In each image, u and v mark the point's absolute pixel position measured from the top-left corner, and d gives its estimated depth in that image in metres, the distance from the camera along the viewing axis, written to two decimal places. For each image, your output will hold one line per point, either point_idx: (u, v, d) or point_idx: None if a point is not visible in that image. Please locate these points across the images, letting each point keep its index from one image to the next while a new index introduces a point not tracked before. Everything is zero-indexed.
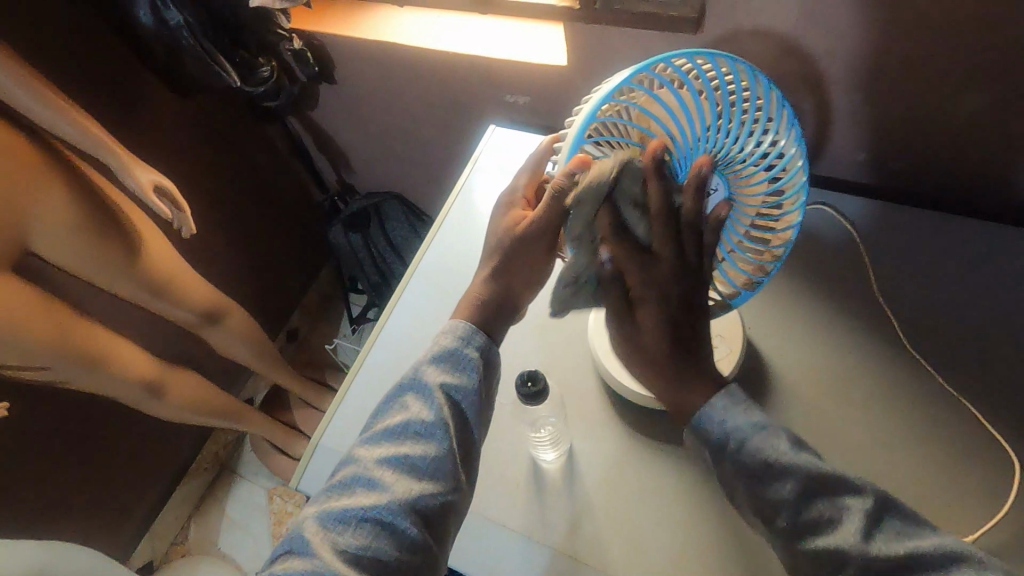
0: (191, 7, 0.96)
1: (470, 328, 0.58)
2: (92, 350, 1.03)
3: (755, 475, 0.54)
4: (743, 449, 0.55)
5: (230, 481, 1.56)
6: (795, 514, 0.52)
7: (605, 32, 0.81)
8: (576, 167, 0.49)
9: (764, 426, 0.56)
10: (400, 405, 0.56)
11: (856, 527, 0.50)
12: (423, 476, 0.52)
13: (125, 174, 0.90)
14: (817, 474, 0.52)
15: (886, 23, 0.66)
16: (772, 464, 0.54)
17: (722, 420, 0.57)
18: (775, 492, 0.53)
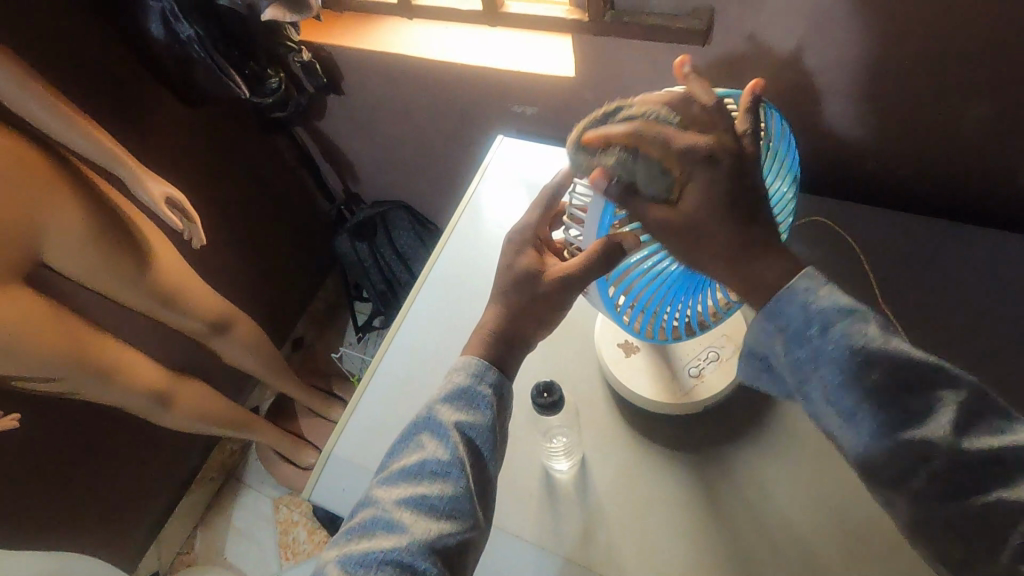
0: (202, 20, 0.96)
1: (483, 364, 0.58)
2: (101, 360, 1.03)
3: (838, 364, 0.49)
4: (827, 336, 0.49)
5: (236, 490, 1.56)
6: (878, 411, 0.47)
7: (614, 44, 0.82)
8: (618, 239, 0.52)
9: (852, 310, 0.49)
10: (416, 444, 0.56)
11: (950, 422, 0.45)
12: (441, 516, 0.52)
13: (136, 186, 0.91)
14: (910, 362, 0.47)
15: (894, 34, 0.67)
16: (861, 351, 0.48)
17: (799, 303, 0.50)
18: (860, 383, 0.48)
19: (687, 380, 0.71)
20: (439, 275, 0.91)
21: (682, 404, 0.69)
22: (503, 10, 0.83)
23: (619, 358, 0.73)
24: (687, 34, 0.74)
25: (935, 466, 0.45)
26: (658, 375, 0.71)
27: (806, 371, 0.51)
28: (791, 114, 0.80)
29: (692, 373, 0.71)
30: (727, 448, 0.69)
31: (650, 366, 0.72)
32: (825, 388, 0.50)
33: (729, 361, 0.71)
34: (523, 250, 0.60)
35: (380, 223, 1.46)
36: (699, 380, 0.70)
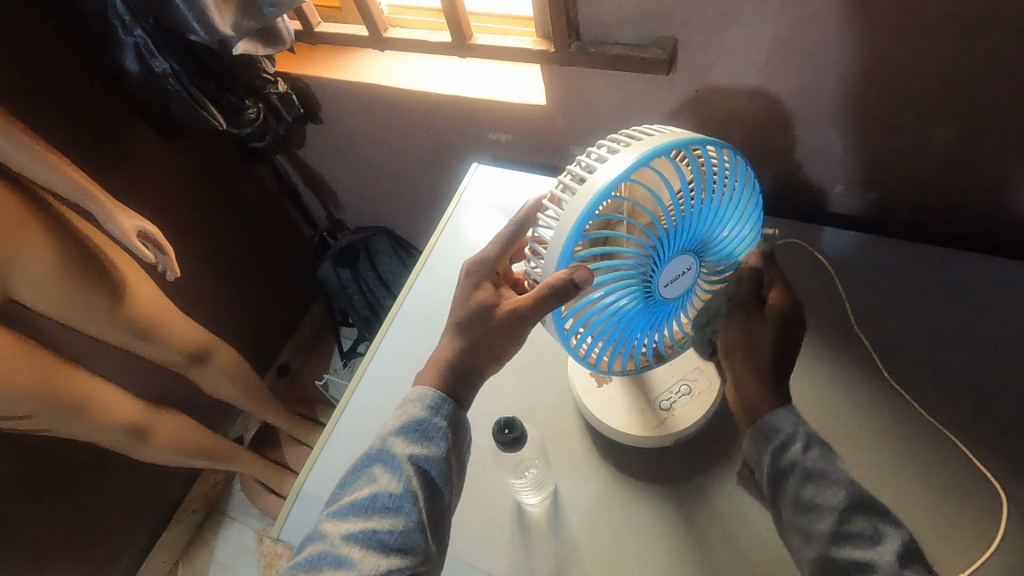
0: (179, 55, 0.97)
1: (439, 397, 0.57)
2: (75, 395, 1.02)
3: (807, 478, 0.56)
4: (801, 457, 0.57)
5: (219, 522, 1.52)
6: (836, 523, 0.53)
7: (582, 74, 0.83)
8: (577, 277, 0.50)
9: (824, 445, 0.58)
10: (368, 476, 0.55)
11: (894, 551, 0.51)
12: (392, 550, 0.51)
13: (108, 220, 0.90)
14: (865, 496, 0.55)
15: (853, 61, 0.68)
16: (828, 473, 0.56)
17: (785, 425, 0.59)
18: (824, 498, 0.55)
19: (659, 412, 0.70)
20: (412, 307, 0.90)
21: (652, 437, 0.69)
22: (472, 42, 0.86)
23: (591, 388, 0.73)
24: (651, 63, 0.75)
25: None
26: (630, 407, 0.71)
27: (782, 480, 0.58)
28: (760, 139, 0.81)
29: (663, 406, 0.70)
30: (701, 476, 0.68)
31: (622, 398, 0.72)
32: (791, 497, 0.56)
33: (701, 396, 0.70)
34: (486, 280, 0.60)
35: (363, 250, 1.46)
36: (670, 414, 0.70)
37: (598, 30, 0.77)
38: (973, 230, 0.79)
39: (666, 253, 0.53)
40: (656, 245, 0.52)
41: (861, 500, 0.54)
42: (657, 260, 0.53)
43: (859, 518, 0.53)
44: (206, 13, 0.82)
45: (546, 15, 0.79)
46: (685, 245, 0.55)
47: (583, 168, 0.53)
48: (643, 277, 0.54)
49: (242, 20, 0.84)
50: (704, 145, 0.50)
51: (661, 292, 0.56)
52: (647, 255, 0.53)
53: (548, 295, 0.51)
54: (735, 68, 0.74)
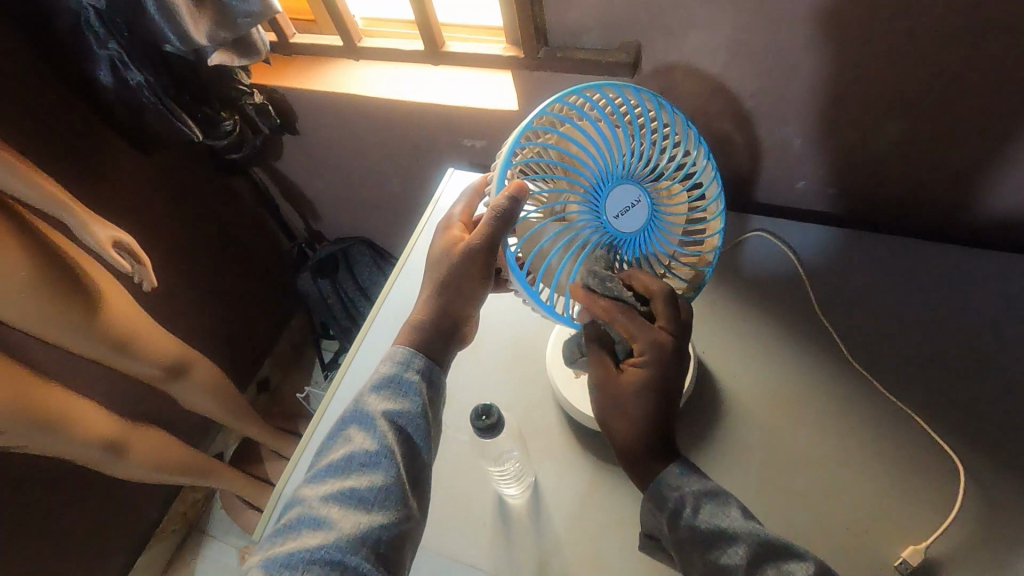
0: (152, 66, 0.98)
1: (409, 351, 0.59)
2: (48, 411, 1.00)
3: (705, 542, 0.55)
4: (694, 521, 0.56)
5: (199, 541, 1.49)
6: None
7: (551, 79, 0.86)
8: (515, 192, 0.52)
9: (714, 498, 0.58)
10: (344, 438, 0.56)
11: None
12: (371, 506, 0.51)
13: (81, 230, 0.90)
14: (771, 542, 0.54)
15: (807, 62, 0.71)
16: (728, 530, 0.55)
17: (673, 490, 0.58)
18: (734, 563, 0.53)
19: None
20: (391, 315, 0.91)
21: None
22: (444, 50, 0.88)
23: (569, 379, 0.74)
24: (617, 66, 0.78)
25: None
26: None
27: (687, 547, 0.57)
28: (723, 138, 0.85)
29: None
30: None
31: None
32: (706, 527, 0.56)
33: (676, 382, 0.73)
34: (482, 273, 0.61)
35: (342, 260, 1.47)
36: None
37: (566, 35, 0.80)
38: (927, 221, 0.82)
39: (602, 182, 0.55)
40: (590, 179, 0.55)
41: (758, 546, 0.53)
42: (596, 193, 0.55)
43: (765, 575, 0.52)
44: (182, 25, 0.83)
45: (514, 23, 0.82)
46: (624, 177, 0.56)
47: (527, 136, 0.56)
48: (589, 209, 0.56)
49: (218, 31, 0.86)
50: (619, 89, 0.55)
51: (612, 224, 0.57)
52: (582, 187, 0.55)
53: (493, 215, 0.53)
54: (697, 70, 0.77)
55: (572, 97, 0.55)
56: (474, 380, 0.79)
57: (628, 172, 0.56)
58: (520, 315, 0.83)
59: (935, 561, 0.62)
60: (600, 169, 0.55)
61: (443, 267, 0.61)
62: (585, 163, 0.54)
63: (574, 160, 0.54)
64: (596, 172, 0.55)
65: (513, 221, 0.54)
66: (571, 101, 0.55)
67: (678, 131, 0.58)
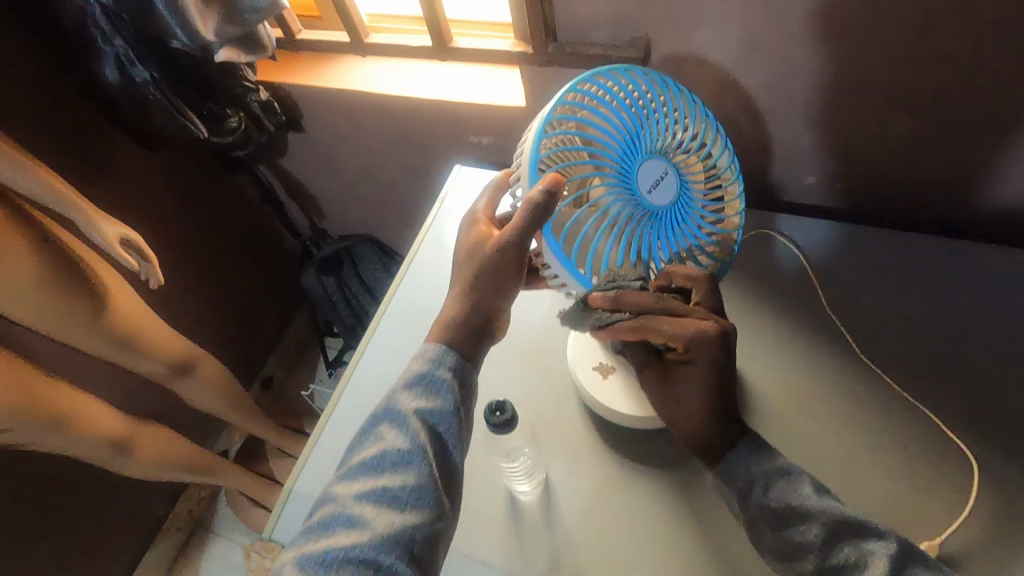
0: (158, 63, 0.98)
1: (442, 349, 0.58)
2: (55, 408, 1.00)
3: (779, 520, 0.58)
4: (764, 500, 0.59)
5: (205, 539, 1.49)
6: (822, 561, 0.55)
7: (560, 74, 0.85)
8: (549, 184, 0.51)
9: (786, 474, 0.60)
10: (376, 436, 0.55)
11: (880, 569, 0.52)
12: (404, 506, 0.51)
13: (88, 226, 0.90)
14: (843, 518, 0.55)
15: (818, 57, 0.71)
16: (801, 509, 0.57)
17: (743, 472, 0.61)
18: (807, 539, 0.56)
19: None
20: (401, 314, 0.90)
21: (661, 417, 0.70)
22: (452, 46, 0.88)
23: (596, 380, 0.73)
24: (626, 61, 0.78)
25: None
26: (636, 391, 0.72)
27: (759, 526, 0.59)
28: (732, 134, 0.84)
29: None
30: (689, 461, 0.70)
31: (627, 383, 0.73)
32: (777, 505, 0.58)
33: None
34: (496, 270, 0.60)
35: (347, 257, 1.47)
36: None
37: (573, 32, 0.80)
38: (938, 217, 0.82)
39: (628, 162, 0.55)
40: (616, 161, 0.55)
41: (831, 521, 0.55)
42: (624, 174, 0.55)
43: (838, 548, 0.55)
44: (190, 21, 0.83)
45: (523, 18, 0.82)
46: (646, 154, 0.56)
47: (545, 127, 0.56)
48: (622, 192, 0.55)
49: (225, 26, 0.86)
50: (620, 73, 0.56)
51: (647, 199, 0.56)
52: (611, 168, 0.55)
53: (527, 209, 0.52)
54: (706, 65, 0.77)
55: (583, 85, 0.55)
56: (484, 377, 0.78)
57: (649, 148, 0.56)
58: (529, 311, 0.83)
59: (949, 557, 0.62)
60: (622, 150, 0.55)
61: (474, 262, 0.60)
62: (609, 147, 0.54)
63: (597, 145, 0.54)
64: (621, 154, 0.55)
65: (550, 214, 0.54)
66: (584, 88, 0.55)
67: (682, 105, 0.58)
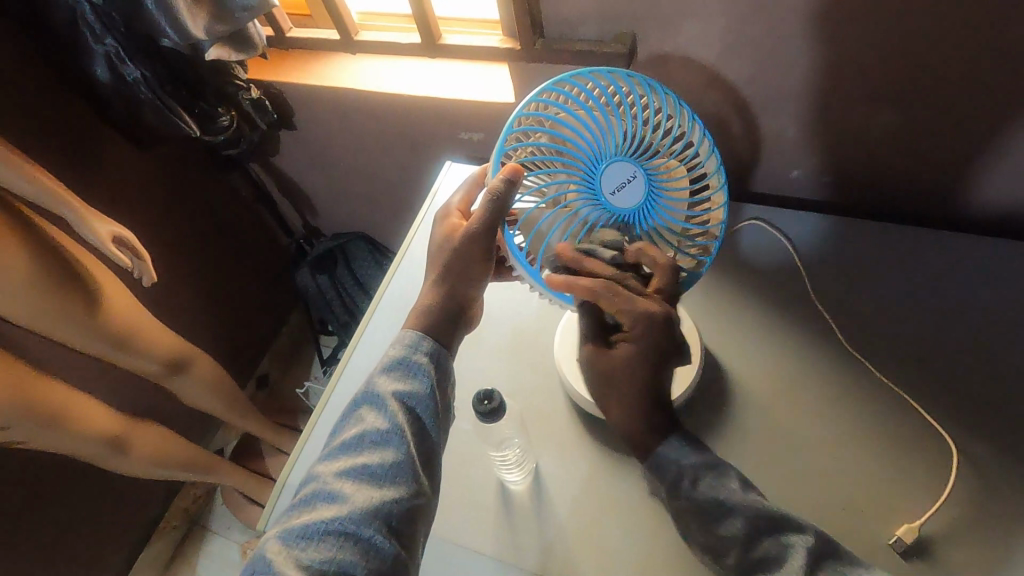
0: (150, 62, 0.98)
1: (418, 335, 0.60)
2: (50, 407, 1.01)
3: (705, 511, 0.59)
4: (692, 490, 0.60)
5: (201, 537, 1.50)
6: (748, 549, 0.57)
7: (548, 70, 0.86)
8: (509, 174, 0.54)
9: (715, 471, 0.61)
10: (356, 418, 0.56)
11: (800, 560, 0.53)
12: (384, 482, 0.52)
13: (81, 225, 0.90)
14: (765, 511, 0.57)
15: (801, 50, 0.72)
16: (724, 500, 0.59)
17: (675, 460, 0.62)
18: (733, 528, 0.57)
19: None
20: (395, 304, 0.91)
21: None
22: (441, 43, 0.89)
23: (579, 371, 0.74)
24: (612, 57, 0.79)
25: None
26: None
27: (689, 516, 0.60)
28: (719, 127, 0.85)
29: None
30: None
31: None
32: (703, 496, 0.59)
33: (683, 367, 0.74)
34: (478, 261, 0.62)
35: (340, 255, 1.47)
36: None
37: (562, 27, 0.81)
38: (921, 208, 0.83)
39: (596, 161, 0.56)
40: (583, 162, 0.56)
41: (754, 514, 0.57)
42: (591, 176, 0.56)
43: (762, 542, 0.56)
44: (178, 18, 0.84)
45: (510, 15, 0.83)
46: (619, 157, 0.56)
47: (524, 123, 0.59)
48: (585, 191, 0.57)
49: (215, 25, 0.86)
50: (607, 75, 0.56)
51: (610, 200, 0.57)
52: (577, 169, 0.56)
53: (488, 199, 0.56)
54: (692, 59, 0.78)
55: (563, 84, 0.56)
56: (475, 369, 0.79)
57: (623, 152, 0.56)
58: (520, 303, 0.84)
59: (928, 540, 0.63)
60: (592, 152, 0.55)
61: (447, 252, 0.62)
62: (578, 148, 0.55)
63: (567, 145, 0.55)
64: (590, 155, 0.55)
65: (510, 204, 0.56)
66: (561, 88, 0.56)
67: (670, 109, 0.57)
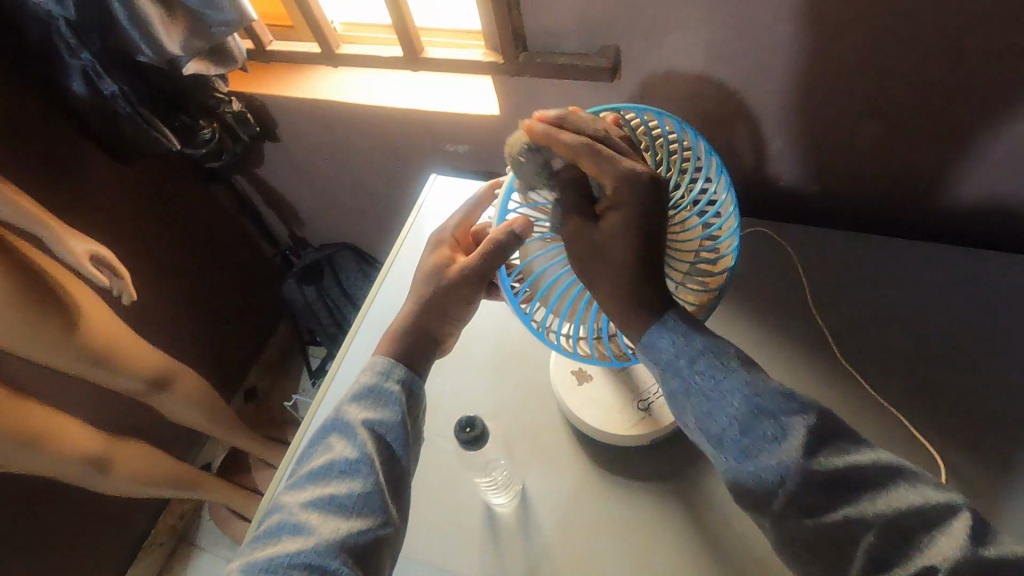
0: (125, 75, 0.98)
1: (390, 362, 0.58)
2: (28, 429, 0.99)
3: (700, 396, 0.50)
4: (688, 370, 0.51)
5: (188, 554, 1.47)
6: (742, 434, 0.48)
7: (532, 83, 0.85)
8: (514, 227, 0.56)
9: (713, 341, 0.52)
10: (325, 446, 0.55)
11: (801, 443, 0.46)
12: (351, 514, 0.51)
13: (57, 246, 0.88)
14: (773, 390, 0.49)
15: (786, 63, 0.72)
16: (721, 380, 0.50)
17: (669, 345, 0.52)
18: (736, 407, 0.49)
19: (638, 412, 0.71)
20: (380, 318, 0.90)
21: (628, 436, 0.70)
22: (423, 56, 0.88)
23: (571, 386, 0.74)
24: (596, 71, 0.78)
25: (789, 492, 0.46)
26: (609, 407, 0.72)
27: (681, 399, 0.52)
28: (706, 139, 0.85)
29: (642, 405, 0.72)
30: (670, 469, 0.70)
31: (602, 396, 0.73)
32: (703, 379, 0.50)
33: None
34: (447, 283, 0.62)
35: (328, 266, 1.46)
36: (648, 413, 0.71)
37: (545, 41, 0.80)
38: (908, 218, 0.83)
39: None
40: None
41: (754, 387, 0.49)
42: None
43: (763, 415, 0.48)
44: (153, 34, 0.83)
45: (493, 28, 0.82)
46: None
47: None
48: None
49: (192, 40, 0.85)
50: (645, 113, 0.58)
51: None
52: None
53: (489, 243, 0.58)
54: (676, 73, 0.77)
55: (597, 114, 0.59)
56: (462, 386, 0.78)
57: None
58: (512, 318, 0.83)
59: None
60: None
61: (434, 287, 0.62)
62: None
63: None
64: None
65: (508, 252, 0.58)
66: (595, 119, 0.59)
67: (700, 157, 0.58)
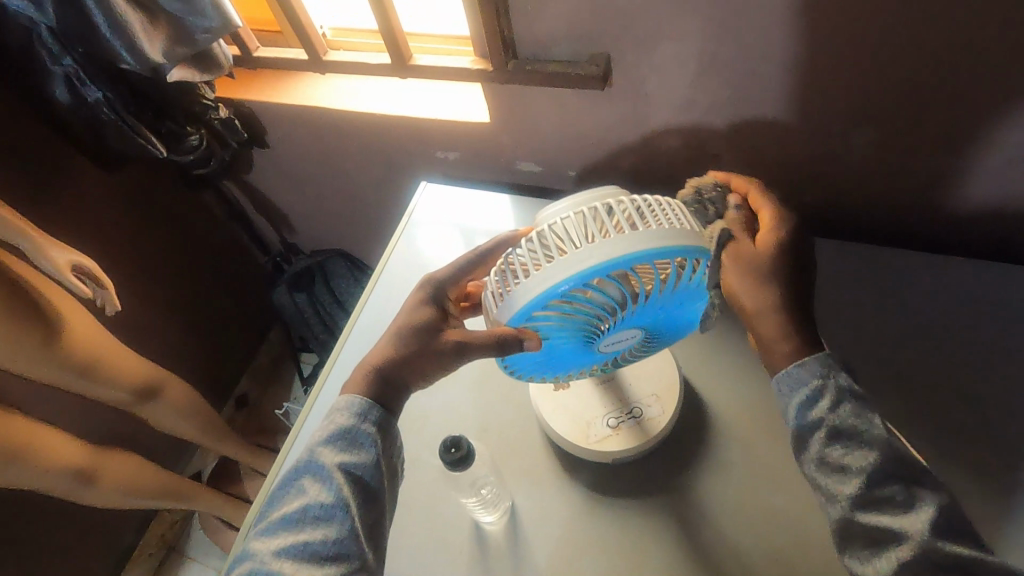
0: (111, 82, 0.96)
1: (366, 402, 0.56)
2: (10, 441, 0.97)
3: (836, 439, 0.52)
4: (829, 415, 0.53)
5: (177, 565, 1.45)
6: (864, 492, 0.51)
7: (522, 90, 0.84)
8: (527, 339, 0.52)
9: (858, 401, 0.53)
10: (298, 489, 0.54)
11: (927, 522, 0.48)
12: (327, 562, 0.49)
13: (38, 255, 0.87)
14: (903, 458, 0.51)
15: (778, 71, 0.71)
16: (857, 433, 0.52)
17: (811, 380, 0.54)
18: (865, 465, 0.51)
19: (604, 429, 0.70)
20: (368, 333, 0.88)
21: (589, 451, 0.69)
22: (412, 63, 0.87)
23: (550, 392, 0.74)
24: (586, 79, 0.77)
25: (904, 555, 0.48)
26: (579, 419, 0.71)
27: (807, 438, 0.54)
28: (698, 147, 0.84)
29: (610, 423, 0.70)
30: (663, 485, 0.69)
31: (575, 407, 0.72)
32: (840, 431, 0.52)
33: (649, 422, 0.70)
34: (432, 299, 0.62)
35: (319, 273, 1.44)
36: (613, 433, 0.70)
37: (534, 48, 0.79)
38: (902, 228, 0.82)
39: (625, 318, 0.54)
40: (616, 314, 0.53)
41: (889, 452, 0.51)
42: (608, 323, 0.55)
43: (892, 484, 0.50)
44: (135, 41, 0.82)
45: (481, 35, 0.81)
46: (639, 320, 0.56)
47: (606, 204, 0.51)
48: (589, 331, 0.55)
49: (175, 47, 0.84)
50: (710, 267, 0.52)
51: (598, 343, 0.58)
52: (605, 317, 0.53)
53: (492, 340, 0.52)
54: (667, 81, 0.76)
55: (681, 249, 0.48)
56: (450, 399, 0.77)
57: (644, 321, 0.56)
58: None
59: None
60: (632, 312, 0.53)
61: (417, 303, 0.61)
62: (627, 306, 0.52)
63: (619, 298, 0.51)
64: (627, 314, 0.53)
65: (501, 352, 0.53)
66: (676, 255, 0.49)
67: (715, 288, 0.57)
